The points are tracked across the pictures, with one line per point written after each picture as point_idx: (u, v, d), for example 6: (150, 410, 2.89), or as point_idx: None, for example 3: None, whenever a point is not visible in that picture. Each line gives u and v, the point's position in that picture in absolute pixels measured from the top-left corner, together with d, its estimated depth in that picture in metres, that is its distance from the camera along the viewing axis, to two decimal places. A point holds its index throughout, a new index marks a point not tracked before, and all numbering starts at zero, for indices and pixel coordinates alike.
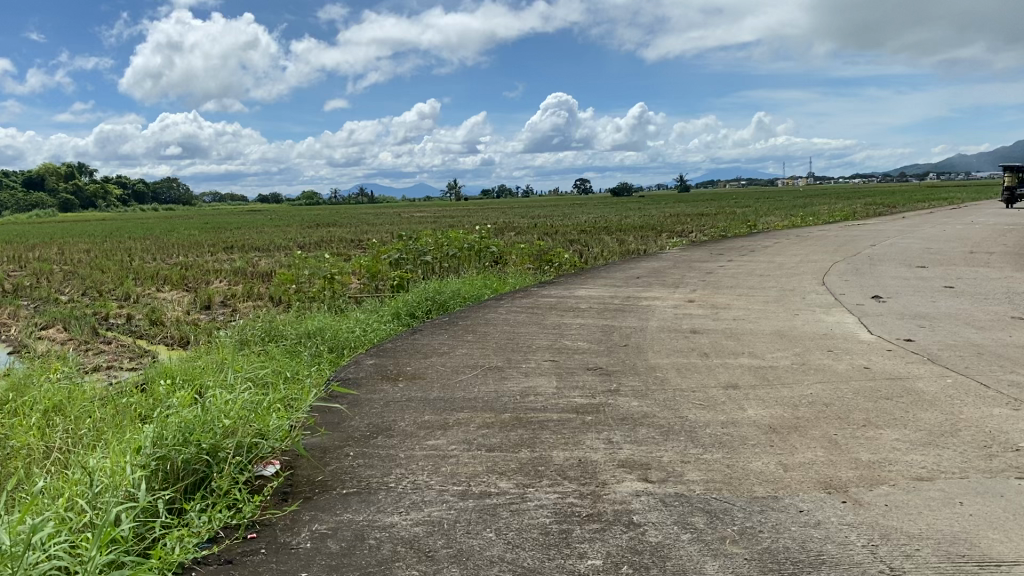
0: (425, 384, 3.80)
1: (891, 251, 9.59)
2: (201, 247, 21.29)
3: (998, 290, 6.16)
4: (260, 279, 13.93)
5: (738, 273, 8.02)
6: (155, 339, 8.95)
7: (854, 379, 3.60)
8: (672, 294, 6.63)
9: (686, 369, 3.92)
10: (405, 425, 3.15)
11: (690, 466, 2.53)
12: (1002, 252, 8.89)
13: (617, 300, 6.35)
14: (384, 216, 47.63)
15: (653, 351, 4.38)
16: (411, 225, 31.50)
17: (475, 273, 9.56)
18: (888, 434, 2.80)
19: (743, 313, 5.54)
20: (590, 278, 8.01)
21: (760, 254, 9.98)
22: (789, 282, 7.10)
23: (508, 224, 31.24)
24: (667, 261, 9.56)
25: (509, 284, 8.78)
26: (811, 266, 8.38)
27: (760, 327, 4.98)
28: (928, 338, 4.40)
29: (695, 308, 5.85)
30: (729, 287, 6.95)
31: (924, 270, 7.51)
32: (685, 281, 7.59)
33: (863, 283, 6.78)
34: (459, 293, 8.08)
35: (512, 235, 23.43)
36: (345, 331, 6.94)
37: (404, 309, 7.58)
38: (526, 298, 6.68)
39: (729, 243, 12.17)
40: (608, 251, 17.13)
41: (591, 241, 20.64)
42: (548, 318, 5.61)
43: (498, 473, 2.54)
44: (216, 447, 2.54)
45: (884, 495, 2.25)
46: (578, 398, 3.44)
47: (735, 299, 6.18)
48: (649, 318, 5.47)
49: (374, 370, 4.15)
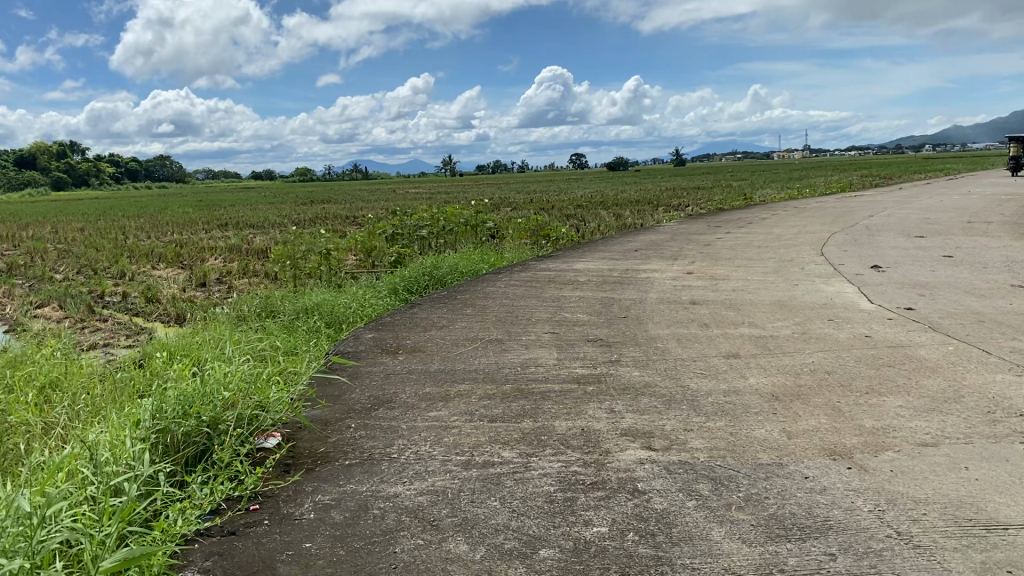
0: (425, 357, 3.78)
1: (889, 222, 9.56)
2: (195, 225, 21.17)
3: (997, 259, 6.15)
4: (256, 255, 13.87)
5: (736, 245, 7.99)
6: (152, 316, 8.90)
7: (855, 347, 3.59)
8: (670, 266, 6.60)
9: (687, 339, 3.90)
10: (406, 396, 3.14)
11: (693, 434, 2.52)
12: (1001, 222, 8.86)
13: (616, 273, 6.33)
14: (378, 192, 47.36)
15: (653, 322, 4.37)
16: (406, 201, 31.36)
17: (472, 248, 9.52)
18: (890, 401, 2.79)
19: (742, 284, 5.52)
20: (588, 252, 7.97)
21: (758, 226, 9.95)
22: (788, 253, 7.07)
23: (503, 199, 31.10)
24: (664, 234, 9.52)
25: (507, 259, 8.74)
26: (809, 237, 8.35)
27: (759, 297, 4.97)
28: (929, 306, 4.39)
29: (695, 279, 5.83)
30: (728, 258, 6.93)
31: (923, 240, 7.49)
32: (683, 253, 7.56)
33: (862, 253, 6.76)
34: (456, 268, 8.04)
35: (508, 210, 23.33)
36: (343, 307, 6.90)
37: (402, 284, 7.55)
38: (524, 272, 6.64)
39: (727, 215, 12.13)
40: (605, 225, 17.07)
41: (587, 215, 20.57)
42: (547, 291, 5.59)
43: (501, 443, 2.52)
44: (217, 420, 2.52)
45: (888, 461, 2.25)
46: (580, 369, 3.43)
47: (734, 270, 6.16)
48: (648, 290, 5.45)
49: (373, 344, 4.13)
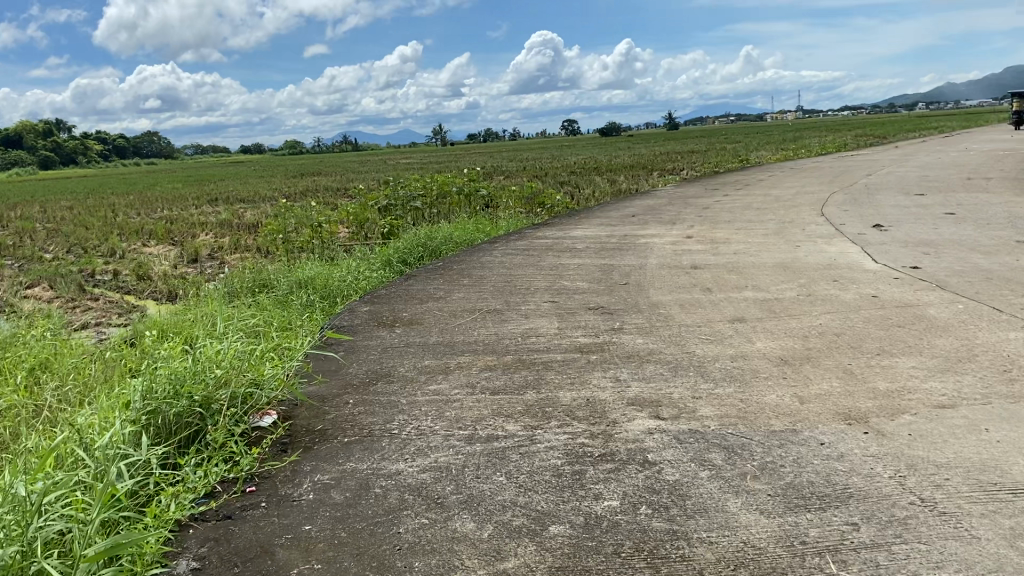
0: (422, 329, 3.69)
1: (887, 181, 9.45)
2: (185, 201, 20.92)
3: (1001, 215, 6.05)
4: (247, 230, 13.72)
5: (734, 207, 7.89)
6: (144, 294, 8.80)
7: (863, 308, 3.51)
8: (669, 231, 6.50)
9: (690, 304, 3.81)
10: (405, 370, 3.06)
11: (703, 402, 2.44)
12: (1001, 177, 8.76)
13: (614, 239, 6.23)
14: (370, 163, 47.00)
15: (655, 288, 4.28)
16: (398, 172, 31.13)
17: (467, 217, 9.39)
18: (903, 362, 2.71)
19: (742, 247, 5.42)
20: (584, 218, 7.86)
21: (755, 188, 9.84)
22: (788, 215, 6.97)
23: (496, 167, 30.83)
24: (661, 199, 9.41)
25: (502, 227, 8.63)
26: (808, 198, 8.25)
27: (761, 260, 4.87)
28: (935, 265, 4.30)
29: (694, 243, 5.73)
30: (727, 221, 6.82)
31: (924, 198, 7.39)
32: (681, 217, 7.45)
33: (863, 213, 6.66)
34: (451, 238, 7.93)
35: (501, 178, 23.13)
36: (336, 280, 6.80)
37: (396, 256, 7.44)
38: (520, 240, 6.53)
39: (723, 178, 12.00)
40: (599, 192, 16.91)
41: (581, 182, 20.39)
42: (545, 259, 5.49)
43: (504, 415, 2.44)
44: (209, 399, 2.43)
45: (906, 424, 2.17)
46: (582, 338, 3.34)
47: (734, 233, 6.06)
48: (647, 255, 5.35)
49: (369, 317, 4.04)
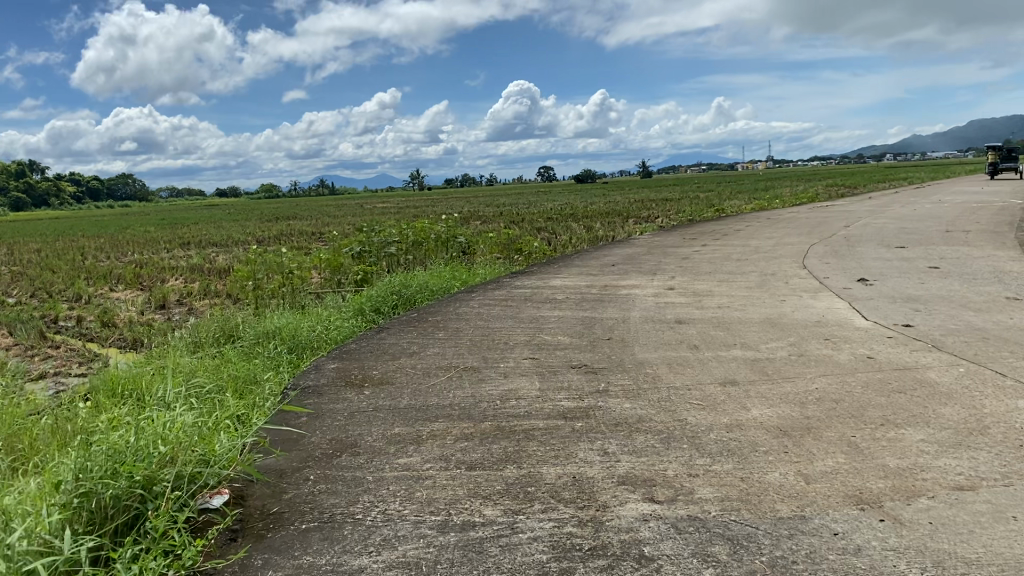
0: (394, 390, 3.45)
1: (865, 232, 9.43)
2: (156, 244, 20.55)
3: (985, 270, 5.98)
4: (219, 275, 13.40)
5: (715, 257, 7.78)
6: (108, 341, 8.45)
7: (860, 371, 3.34)
8: (651, 282, 6.34)
9: (677, 364, 3.62)
10: (373, 440, 2.82)
11: (700, 482, 2.23)
12: (979, 230, 8.77)
13: (595, 290, 6.06)
14: (346, 207, 46.87)
15: (639, 344, 4.09)
16: (374, 216, 30.99)
17: (443, 265, 9.20)
18: (911, 434, 2.53)
19: (727, 300, 5.27)
20: (564, 268, 7.70)
21: (734, 238, 9.78)
22: (770, 266, 6.86)
23: (473, 212, 30.80)
24: (640, 247, 9.29)
25: (479, 275, 8.43)
26: (788, 249, 8.17)
27: (747, 315, 4.71)
28: (928, 323, 4.17)
29: (677, 296, 5.57)
30: (709, 272, 6.69)
31: (906, 251, 7.33)
32: (662, 267, 7.32)
33: (846, 266, 6.57)
34: (427, 287, 7.71)
35: (477, 223, 23.06)
36: (306, 330, 6.54)
37: (369, 304, 7.19)
38: (498, 290, 6.33)
39: (702, 227, 11.97)
40: (576, 238, 16.85)
41: (557, 228, 20.34)
42: (524, 311, 5.29)
43: (482, 497, 2.21)
44: (152, 480, 2.17)
45: (925, 510, 1.97)
46: (565, 402, 3.12)
47: (717, 286, 5.91)
48: (630, 308, 5.17)
49: (338, 376, 3.79)
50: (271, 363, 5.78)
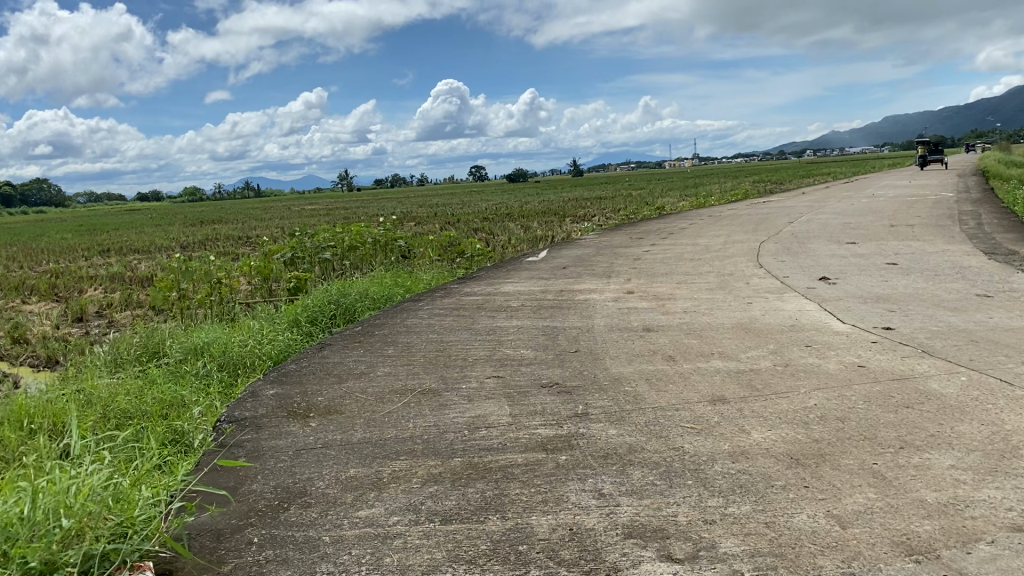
0: (345, 421, 3.03)
1: (811, 228, 9.39)
2: (73, 252, 19.40)
3: (943, 266, 5.91)
4: (141, 284, 12.57)
5: (668, 257, 7.56)
6: (18, 360, 7.71)
7: (856, 382, 3.09)
8: (607, 285, 6.04)
9: (658, 380, 3.31)
10: (326, 485, 2.40)
11: (721, 533, 1.90)
12: (923, 226, 8.83)
13: (550, 295, 5.74)
14: (274, 210, 45.52)
15: (610, 357, 3.77)
16: (305, 219, 30.11)
17: (384, 270, 8.74)
18: (939, 460, 2.27)
19: (692, 304, 5.01)
20: (513, 271, 7.36)
21: (682, 236, 9.62)
22: (726, 265, 6.67)
23: (408, 213, 30.23)
24: (588, 248, 9.03)
25: (422, 280, 8.02)
26: (740, 247, 8.02)
27: (718, 320, 4.45)
28: (909, 326, 3.98)
29: (638, 300, 5.29)
30: (665, 274, 6.44)
31: (859, 247, 7.26)
32: (615, 268, 7.05)
33: (803, 264, 6.43)
34: (367, 294, 7.26)
35: (413, 225, 22.57)
36: (236, 346, 6.03)
37: (304, 314, 6.71)
38: (448, 298, 5.94)
39: (646, 225, 11.81)
40: (516, 238, 16.57)
41: (496, 228, 19.99)
42: (478, 321, 4.92)
43: (467, 562, 1.84)
44: (53, 564, 1.73)
45: (990, 561, 1.70)
46: (542, 430, 2.77)
47: (678, 288, 5.65)
48: (592, 315, 4.85)
49: (278, 405, 3.35)
50: (195, 386, 5.25)
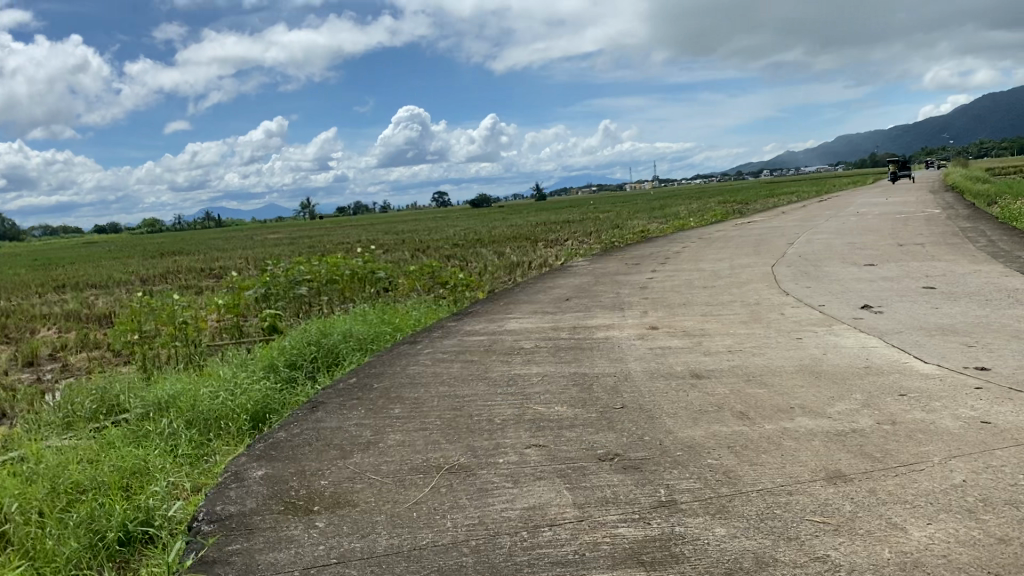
0: (362, 520, 2.35)
1: (816, 249, 8.93)
2: (25, 289, 18.30)
3: (989, 290, 5.43)
4: (98, 323, 11.66)
5: (676, 285, 7.00)
6: None
7: (995, 445, 2.51)
8: (625, 320, 5.43)
9: (745, 449, 2.69)
10: None
11: None
12: (935, 245, 8.43)
13: (564, 333, 5.11)
14: (236, 241, 44.37)
15: (670, 414, 3.15)
16: (268, 249, 29.17)
17: (365, 306, 8.04)
18: None
19: (733, 341, 4.42)
20: (511, 304, 6.74)
21: (681, 261, 9.09)
22: (747, 294, 6.11)
23: (375, 241, 29.48)
24: (585, 275, 8.44)
25: (410, 316, 7.34)
26: (750, 271, 7.50)
27: (775, 363, 3.85)
28: (1006, 365, 3.44)
29: (668, 337, 4.68)
30: (683, 305, 5.86)
31: (881, 270, 6.80)
32: (624, 299, 6.45)
33: (833, 291, 5.91)
34: (351, 333, 6.55)
35: (383, 253, 21.85)
36: (205, 399, 5.28)
37: (281, 359, 6.00)
38: (448, 339, 5.28)
39: (637, 250, 11.28)
40: (493, 263, 15.94)
41: (469, 255, 19.35)
42: (492, 368, 4.26)
43: None
44: None
45: None
46: (626, 530, 2.13)
47: (708, 322, 5.06)
48: (624, 358, 4.23)
49: (270, 496, 2.65)
50: (158, 450, 4.50)
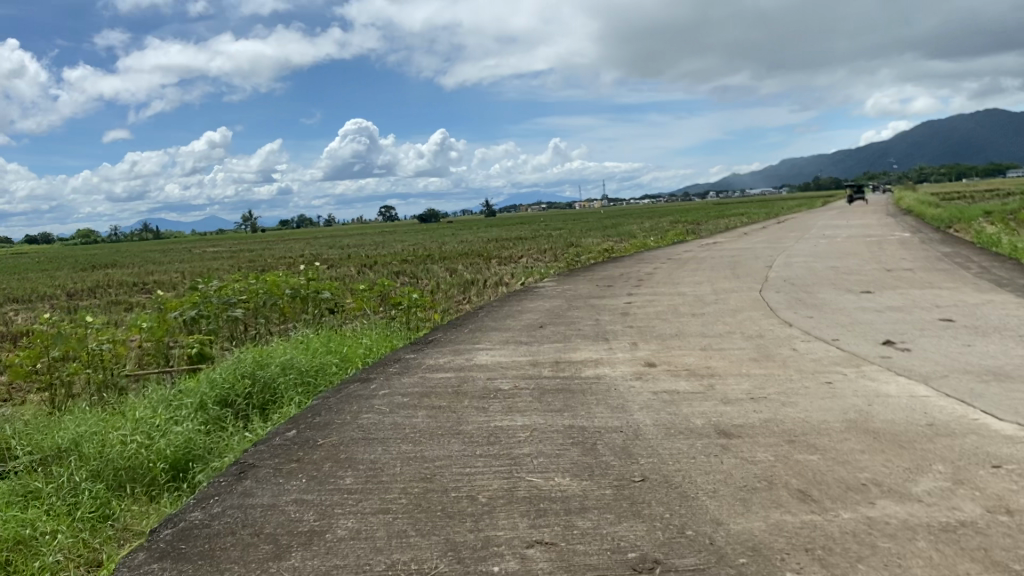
0: None
1: (798, 274, 8.42)
2: None
3: (1015, 324, 4.91)
4: (11, 343, 10.49)
5: (661, 312, 6.34)
6: None
7: None
8: (613, 355, 4.72)
9: (831, 554, 1.98)
10: None
11: None
12: (924, 272, 8.00)
13: (547, 371, 4.37)
14: (176, 253, 42.64)
15: (710, 495, 2.43)
16: (209, 263, 27.84)
17: (311, 331, 7.19)
18: None
19: (752, 386, 3.73)
20: (478, 332, 5.97)
21: (657, 284, 8.46)
22: (745, 324, 5.47)
23: (324, 257, 28.36)
24: (555, 299, 7.73)
25: (362, 344, 6.53)
26: (737, 297, 6.89)
27: (814, 417, 3.17)
28: None
29: (672, 379, 3.99)
30: (676, 336, 5.19)
31: (882, 299, 6.27)
32: (606, 328, 5.75)
33: (840, 322, 5.32)
34: (293, 364, 5.70)
35: (330, 270, 20.82)
36: (115, 444, 4.38)
37: (211, 396, 5.12)
38: (409, 376, 4.49)
39: (605, 271, 10.63)
40: (448, 282, 15.19)
41: (422, 272, 18.49)
42: (466, 418, 3.48)
43: None
44: None
45: None
46: None
47: (712, 359, 4.38)
48: (626, 405, 3.51)
49: None
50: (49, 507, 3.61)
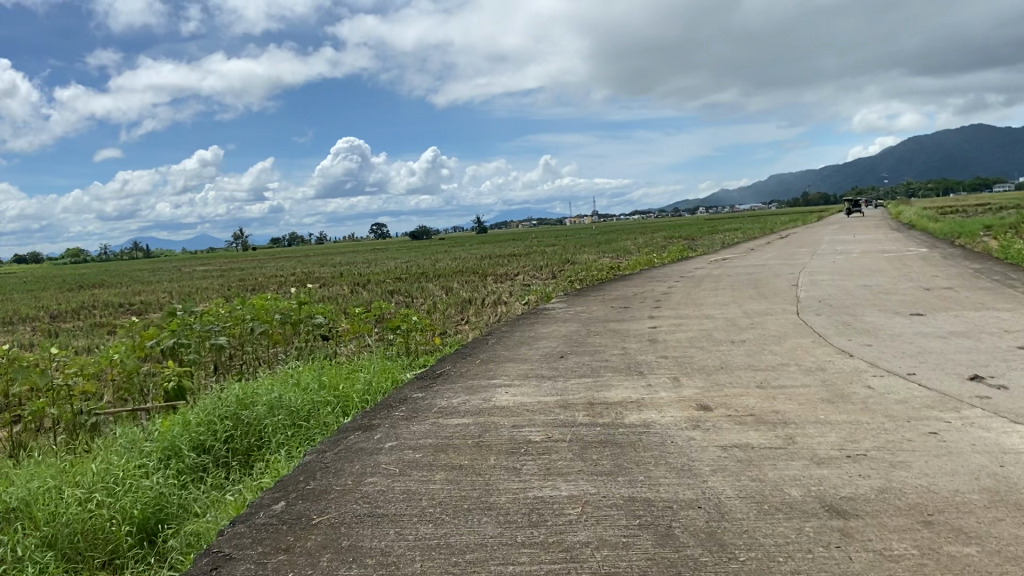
0: None
1: (831, 293, 7.79)
2: None
3: None
4: None
5: (695, 339, 5.67)
6: None
7: None
8: (656, 395, 4.03)
9: None
10: None
11: None
12: (967, 291, 7.38)
13: (582, 417, 3.68)
14: (161, 270, 41.81)
15: None
16: (196, 282, 27.06)
17: (301, 361, 6.46)
18: None
19: (842, 439, 3.06)
20: (491, 364, 5.29)
21: (678, 305, 7.80)
22: (799, 354, 4.81)
23: (314, 275, 27.65)
24: (570, 323, 7.06)
25: (360, 378, 5.81)
26: (775, 320, 6.24)
27: (941, 486, 2.50)
28: None
29: (738, 428, 3.31)
30: (722, 370, 4.52)
31: (940, 323, 5.62)
32: (637, 359, 5.07)
33: (907, 352, 4.67)
34: (282, 404, 4.98)
35: (322, 289, 20.10)
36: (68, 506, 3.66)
37: (186, 441, 4.40)
38: (419, 422, 3.80)
39: (616, 291, 9.98)
40: (446, 301, 14.48)
41: (417, 291, 17.81)
42: (496, 484, 2.80)
43: None
44: None
45: None
46: None
47: (777, 401, 3.71)
48: (695, 468, 2.83)
49: None
50: None
